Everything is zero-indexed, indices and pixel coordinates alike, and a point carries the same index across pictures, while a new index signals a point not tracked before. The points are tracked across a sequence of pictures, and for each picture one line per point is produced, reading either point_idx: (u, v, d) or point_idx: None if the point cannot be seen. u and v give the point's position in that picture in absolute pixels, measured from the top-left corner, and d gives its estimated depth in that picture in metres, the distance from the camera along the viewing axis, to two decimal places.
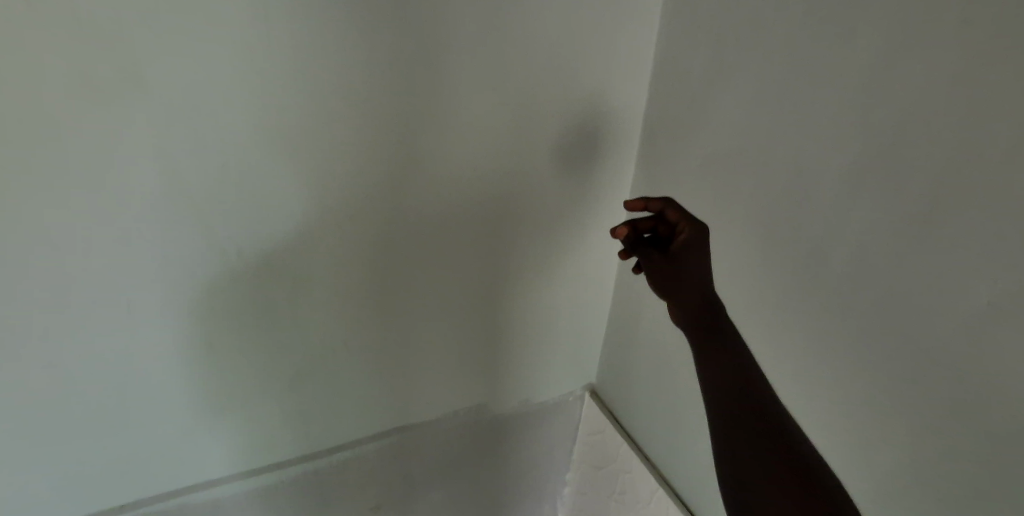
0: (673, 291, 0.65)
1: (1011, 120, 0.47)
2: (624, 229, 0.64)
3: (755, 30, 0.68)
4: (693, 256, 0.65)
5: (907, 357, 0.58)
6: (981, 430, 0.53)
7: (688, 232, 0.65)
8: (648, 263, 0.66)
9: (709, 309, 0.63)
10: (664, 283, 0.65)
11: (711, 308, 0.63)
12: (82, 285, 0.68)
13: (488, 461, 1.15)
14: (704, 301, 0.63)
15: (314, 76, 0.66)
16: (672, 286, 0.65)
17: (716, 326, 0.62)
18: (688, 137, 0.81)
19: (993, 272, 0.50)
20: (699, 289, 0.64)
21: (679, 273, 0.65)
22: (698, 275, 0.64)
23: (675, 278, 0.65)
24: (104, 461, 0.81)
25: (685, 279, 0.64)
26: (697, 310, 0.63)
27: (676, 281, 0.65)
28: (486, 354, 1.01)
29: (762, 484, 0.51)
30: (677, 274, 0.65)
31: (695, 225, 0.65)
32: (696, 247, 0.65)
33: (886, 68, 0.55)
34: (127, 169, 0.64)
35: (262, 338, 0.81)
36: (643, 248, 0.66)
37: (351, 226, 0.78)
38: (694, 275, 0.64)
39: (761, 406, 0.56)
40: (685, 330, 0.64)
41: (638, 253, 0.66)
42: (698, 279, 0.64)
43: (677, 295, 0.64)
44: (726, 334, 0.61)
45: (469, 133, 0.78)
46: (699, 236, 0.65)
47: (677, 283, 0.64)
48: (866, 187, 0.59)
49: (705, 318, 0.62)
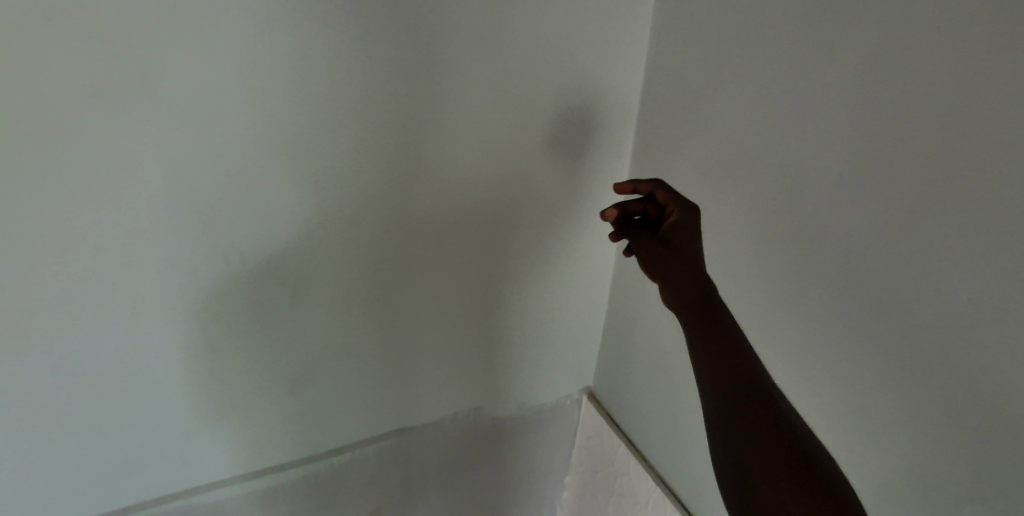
0: (665, 276, 0.62)
1: (1010, 119, 0.46)
2: (612, 211, 0.65)
3: (747, 29, 0.67)
4: (683, 236, 0.63)
5: (903, 359, 0.58)
6: (980, 431, 0.53)
7: (679, 213, 0.64)
8: (638, 244, 0.65)
9: (704, 300, 0.60)
10: (656, 265, 0.63)
11: (706, 299, 0.60)
12: (78, 294, 0.68)
13: (486, 465, 1.16)
14: (700, 289, 0.60)
15: (306, 78, 0.65)
16: (665, 270, 0.62)
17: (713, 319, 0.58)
18: (681, 137, 0.80)
19: (992, 272, 0.50)
20: (692, 276, 0.61)
21: (670, 256, 0.63)
22: (689, 257, 0.62)
23: (665, 260, 0.63)
24: (104, 464, 0.80)
25: (676, 264, 0.62)
26: (692, 302, 0.60)
27: (666, 267, 0.63)
28: (486, 354, 1.01)
29: (767, 484, 0.50)
30: (668, 257, 0.63)
31: (685, 206, 0.64)
32: (685, 227, 0.63)
33: (880, 68, 0.55)
34: (119, 177, 0.63)
35: (258, 341, 0.81)
36: (633, 230, 0.67)
37: (346, 229, 0.77)
38: (686, 257, 0.62)
39: (761, 403, 0.53)
40: (681, 317, 0.61)
41: (628, 234, 0.67)
42: (690, 261, 0.61)
43: (671, 283, 0.62)
44: (725, 326, 0.58)
45: (466, 134, 0.77)
46: (688, 217, 0.63)
47: (669, 267, 0.62)
48: (862, 189, 0.58)
49: (703, 304, 0.59)
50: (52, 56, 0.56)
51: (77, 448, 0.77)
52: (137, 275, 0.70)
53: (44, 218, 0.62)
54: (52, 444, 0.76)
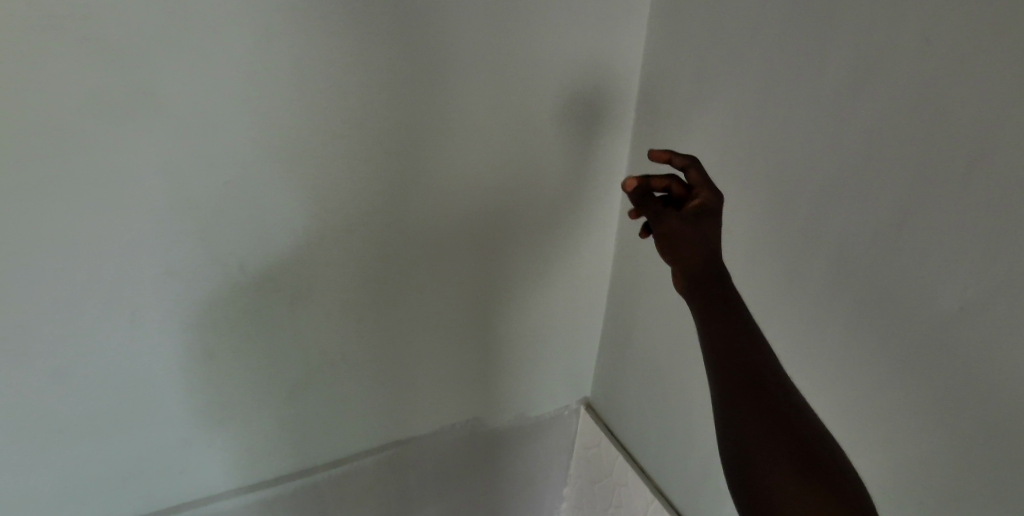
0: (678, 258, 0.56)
1: (997, 118, 0.46)
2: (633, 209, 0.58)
3: (741, 31, 0.68)
4: (708, 223, 0.56)
5: (898, 360, 0.58)
6: (977, 429, 0.52)
7: (705, 199, 0.56)
8: (660, 224, 0.56)
9: (715, 292, 0.55)
10: (674, 241, 0.56)
11: (717, 286, 0.55)
12: (78, 300, 0.68)
13: (484, 477, 1.15)
14: (710, 270, 0.55)
15: (300, 85, 0.66)
16: (684, 250, 0.56)
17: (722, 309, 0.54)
18: (676, 140, 0.80)
19: (987, 269, 0.50)
20: (706, 259, 0.55)
21: (692, 239, 0.55)
22: (709, 247, 0.55)
23: (681, 238, 0.56)
24: (102, 469, 0.80)
25: (695, 246, 0.55)
26: (704, 287, 0.55)
27: (681, 245, 0.56)
28: (485, 359, 1.00)
29: (770, 486, 0.47)
30: (686, 233, 0.55)
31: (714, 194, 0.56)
32: (711, 213, 0.56)
33: (872, 68, 0.55)
34: (118, 180, 0.63)
35: (253, 345, 0.80)
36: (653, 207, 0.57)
37: (344, 233, 0.77)
38: (705, 242, 0.55)
39: (766, 399, 0.50)
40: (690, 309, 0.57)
41: (647, 209, 0.57)
42: (709, 247, 0.55)
43: (688, 269, 0.56)
44: (732, 319, 0.54)
45: (463, 136, 0.77)
46: (715, 201, 0.56)
47: (688, 249, 0.55)
48: (853, 189, 0.58)
49: (712, 295, 0.55)
50: (52, 56, 0.56)
51: (75, 453, 0.77)
52: (136, 283, 0.70)
53: (45, 221, 0.62)
54: (52, 455, 0.75)
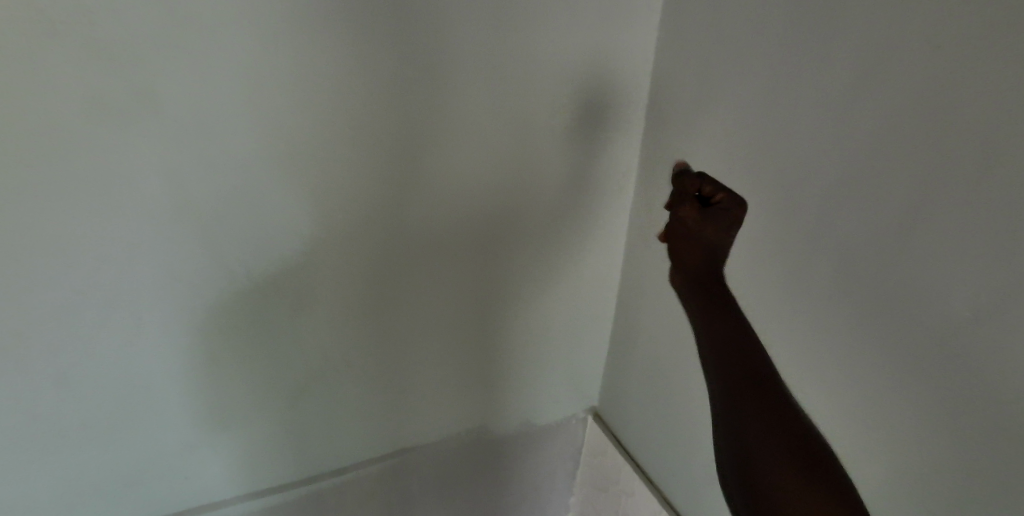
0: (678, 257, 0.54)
1: (1001, 116, 0.46)
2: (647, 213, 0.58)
3: (744, 31, 0.68)
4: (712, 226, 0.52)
5: (904, 361, 0.57)
6: (985, 431, 0.51)
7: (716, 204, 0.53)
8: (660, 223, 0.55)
9: (715, 290, 0.53)
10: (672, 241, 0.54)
11: (717, 285, 0.53)
12: (78, 302, 0.68)
13: (489, 482, 1.15)
14: (711, 270, 0.53)
15: (302, 87, 0.66)
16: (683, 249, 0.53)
17: (722, 308, 0.52)
18: (678, 141, 0.80)
19: (993, 268, 0.49)
20: (707, 259, 0.53)
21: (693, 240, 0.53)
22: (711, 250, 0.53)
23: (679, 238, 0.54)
24: (103, 472, 0.79)
25: (695, 247, 0.53)
26: (704, 285, 0.54)
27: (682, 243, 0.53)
28: (488, 362, 0.99)
29: (771, 487, 0.47)
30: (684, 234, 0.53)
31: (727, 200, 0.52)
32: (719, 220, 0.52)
33: (875, 67, 0.54)
34: (119, 182, 0.63)
35: (254, 348, 0.80)
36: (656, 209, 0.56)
37: (345, 235, 0.77)
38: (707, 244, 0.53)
39: (766, 399, 0.50)
40: (688, 306, 0.55)
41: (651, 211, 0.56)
42: (711, 249, 0.53)
43: (687, 268, 0.54)
44: (732, 317, 0.52)
45: (464, 138, 0.76)
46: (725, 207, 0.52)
47: (689, 248, 0.53)
48: (857, 189, 0.58)
49: (713, 294, 0.53)
50: (54, 57, 0.56)
51: (76, 456, 0.76)
52: (137, 285, 0.69)
53: (45, 223, 0.62)
54: (53, 458, 0.75)
